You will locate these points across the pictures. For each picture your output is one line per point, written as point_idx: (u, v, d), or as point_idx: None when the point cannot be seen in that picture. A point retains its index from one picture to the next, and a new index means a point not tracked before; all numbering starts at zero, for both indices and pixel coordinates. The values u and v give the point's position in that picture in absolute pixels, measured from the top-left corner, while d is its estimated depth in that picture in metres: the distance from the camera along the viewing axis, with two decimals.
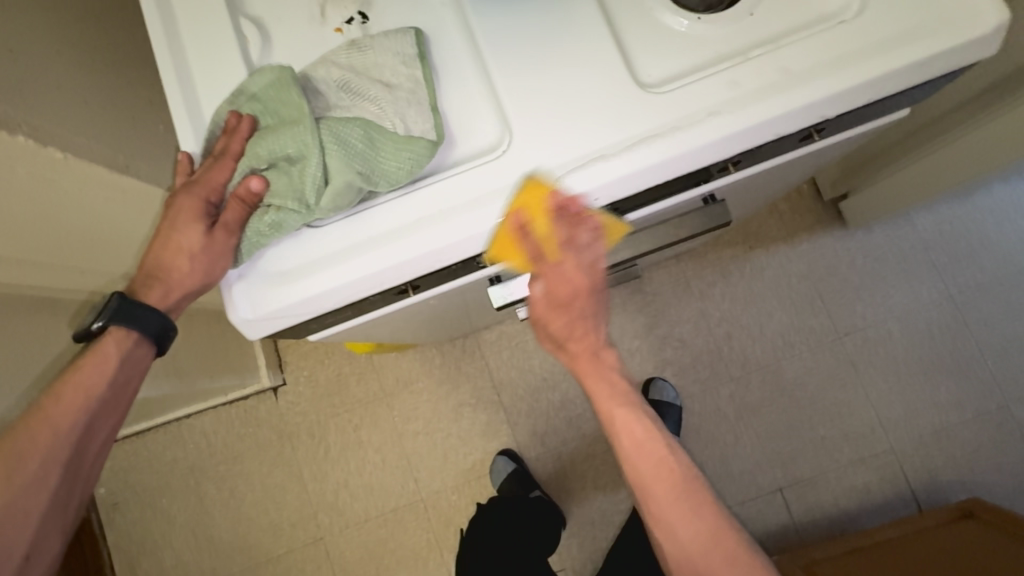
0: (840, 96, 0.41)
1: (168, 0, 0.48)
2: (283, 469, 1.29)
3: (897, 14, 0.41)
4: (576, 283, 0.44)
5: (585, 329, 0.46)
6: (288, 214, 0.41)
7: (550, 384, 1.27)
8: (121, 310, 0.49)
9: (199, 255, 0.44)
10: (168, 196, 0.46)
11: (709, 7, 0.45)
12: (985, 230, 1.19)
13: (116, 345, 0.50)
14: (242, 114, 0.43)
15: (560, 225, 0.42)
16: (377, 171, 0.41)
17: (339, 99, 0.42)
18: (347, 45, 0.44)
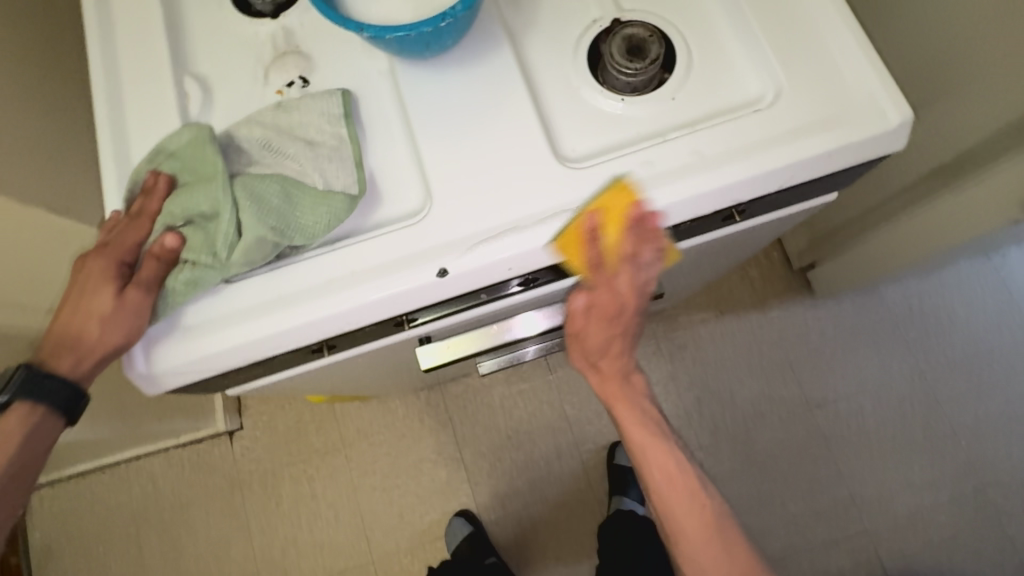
0: (756, 178, 0.43)
1: (118, 58, 0.50)
2: (230, 521, 1.23)
3: (807, 104, 0.43)
4: (625, 298, 0.45)
5: (619, 348, 0.48)
6: (200, 269, 0.41)
7: (514, 443, 1.22)
8: (26, 383, 0.43)
9: (111, 316, 0.41)
10: (78, 261, 0.44)
11: (635, 88, 0.46)
12: (953, 306, 1.19)
13: (21, 421, 0.44)
14: (160, 174, 0.44)
15: (631, 239, 0.42)
16: (293, 227, 0.41)
17: (261, 157, 0.43)
18: (274, 106, 0.45)
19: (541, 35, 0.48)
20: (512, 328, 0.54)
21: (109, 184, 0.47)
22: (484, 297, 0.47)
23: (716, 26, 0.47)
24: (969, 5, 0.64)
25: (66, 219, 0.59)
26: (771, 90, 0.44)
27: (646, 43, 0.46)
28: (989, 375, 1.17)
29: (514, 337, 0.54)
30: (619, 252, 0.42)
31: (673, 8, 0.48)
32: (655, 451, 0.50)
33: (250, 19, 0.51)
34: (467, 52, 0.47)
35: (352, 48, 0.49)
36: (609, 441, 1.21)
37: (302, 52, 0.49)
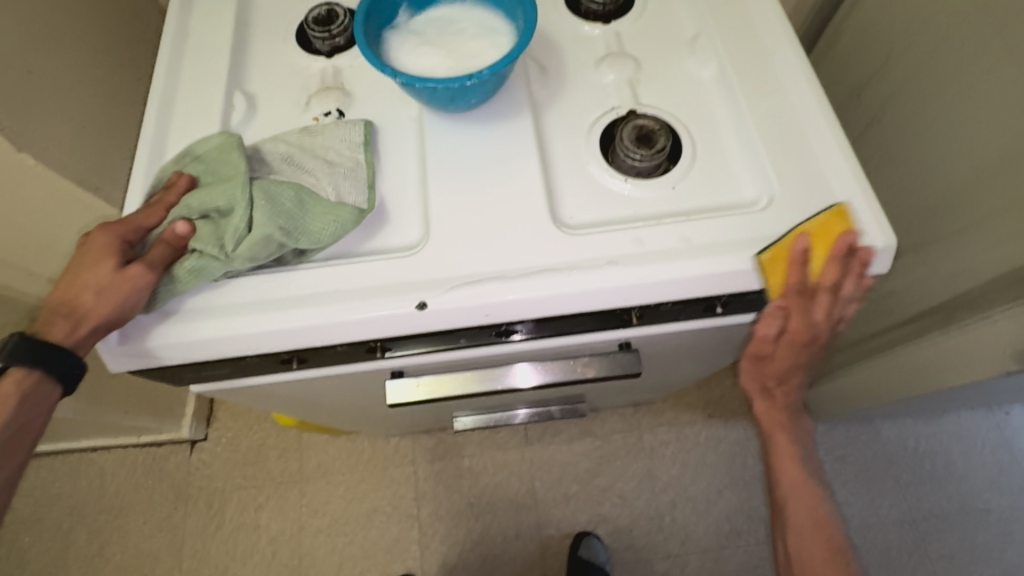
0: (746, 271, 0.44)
1: (180, 66, 0.55)
2: (164, 536, 1.16)
3: (797, 213, 0.46)
4: (817, 329, 0.46)
5: (799, 375, 0.51)
6: (207, 259, 0.42)
7: (474, 512, 1.16)
8: (25, 350, 0.42)
9: (109, 289, 0.41)
10: (83, 236, 0.44)
11: (639, 172, 0.49)
12: (950, 457, 1.15)
13: (14, 386, 0.42)
14: (183, 174, 0.47)
15: (839, 267, 0.43)
16: (300, 230, 0.43)
17: (282, 169, 0.46)
18: (302, 129, 0.49)
19: (560, 113, 0.53)
20: (507, 376, 0.53)
21: (137, 171, 0.50)
22: (463, 343, 0.48)
23: (721, 131, 0.51)
24: (972, 160, 0.68)
25: (93, 197, 0.62)
26: (764, 197, 0.47)
27: (655, 134, 0.49)
28: (985, 537, 1.10)
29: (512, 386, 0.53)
30: (823, 280, 0.44)
31: (683, 110, 0.53)
32: (790, 455, 0.55)
33: (307, 55, 0.57)
34: (491, 113, 0.52)
35: (389, 95, 0.54)
36: (574, 529, 1.14)
37: (344, 88, 0.55)
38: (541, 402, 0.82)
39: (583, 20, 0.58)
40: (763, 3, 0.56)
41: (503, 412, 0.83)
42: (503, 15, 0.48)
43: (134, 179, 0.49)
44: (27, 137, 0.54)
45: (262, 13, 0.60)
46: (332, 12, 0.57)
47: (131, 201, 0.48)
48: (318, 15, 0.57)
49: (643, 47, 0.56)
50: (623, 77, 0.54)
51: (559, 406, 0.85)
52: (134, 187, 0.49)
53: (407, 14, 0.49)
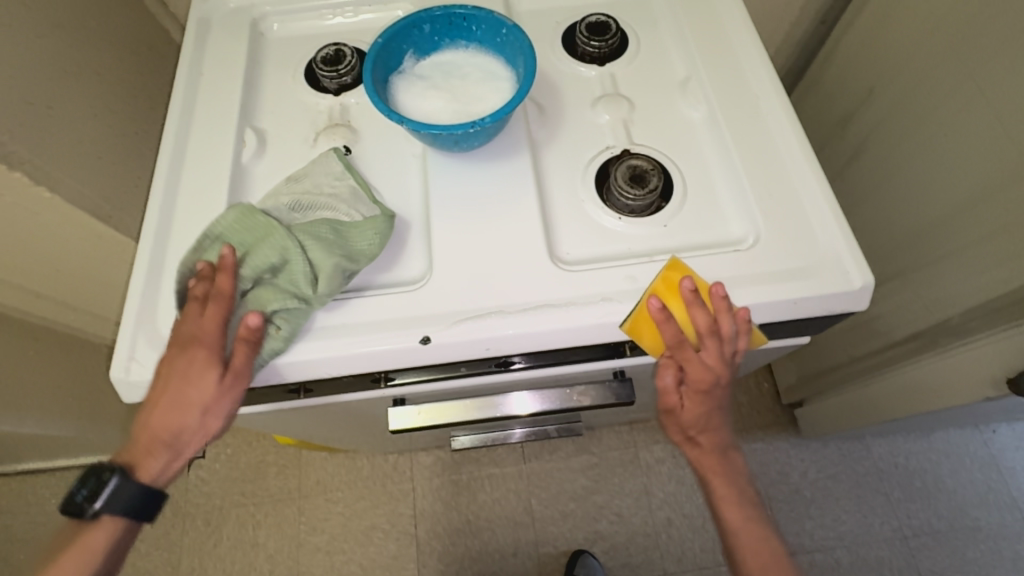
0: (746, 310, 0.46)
1: (195, 101, 0.58)
2: (162, 554, 1.17)
3: (780, 253, 0.48)
4: (715, 371, 0.46)
5: (716, 421, 0.51)
6: (294, 315, 0.44)
7: (471, 529, 1.17)
8: (122, 493, 0.45)
9: (218, 403, 0.44)
10: (169, 350, 0.44)
11: (632, 210, 0.52)
12: (939, 474, 1.17)
13: (104, 537, 0.46)
14: (225, 249, 0.45)
15: (698, 311, 0.44)
16: (354, 250, 0.46)
17: (294, 212, 0.47)
18: (285, 180, 0.50)
19: (558, 151, 0.56)
20: (503, 406, 0.55)
21: (153, 203, 0.52)
22: (463, 370, 0.50)
23: (710, 171, 0.54)
24: (955, 192, 0.71)
25: (104, 225, 0.63)
26: (750, 236, 0.50)
27: (648, 174, 0.52)
28: (976, 554, 1.11)
29: (508, 415, 0.54)
30: (697, 329, 0.45)
31: (675, 150, 0.55)
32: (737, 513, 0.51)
33: (315, 92, 0.60)
34: (491, 152, 0.54)
35: (395, 132, 0.57)
36: (570, 547, 1.15)
37: (351, 126, 0.57)
38: (537, 422, 0.83)
39: (580, 63, 0.61)
40: (749, 48, 0.59)
41: (500, 431, 0.84)
42: (504, 61, 0.51)
43: (149, 216, 0.51)
44: (47, 171, 0.56)
45: (272, 52, 0.63)
46: (339, 52, 0.60)
47: (146, 238, 0.50)
48: (326, 55, 0.60)
49: (636, 88, 0.59)
50: (617, 117, 0.57)
51: (555, 426, 0.87)
52: (148, 225, 0.51)
53: (412, 59, 0.52)
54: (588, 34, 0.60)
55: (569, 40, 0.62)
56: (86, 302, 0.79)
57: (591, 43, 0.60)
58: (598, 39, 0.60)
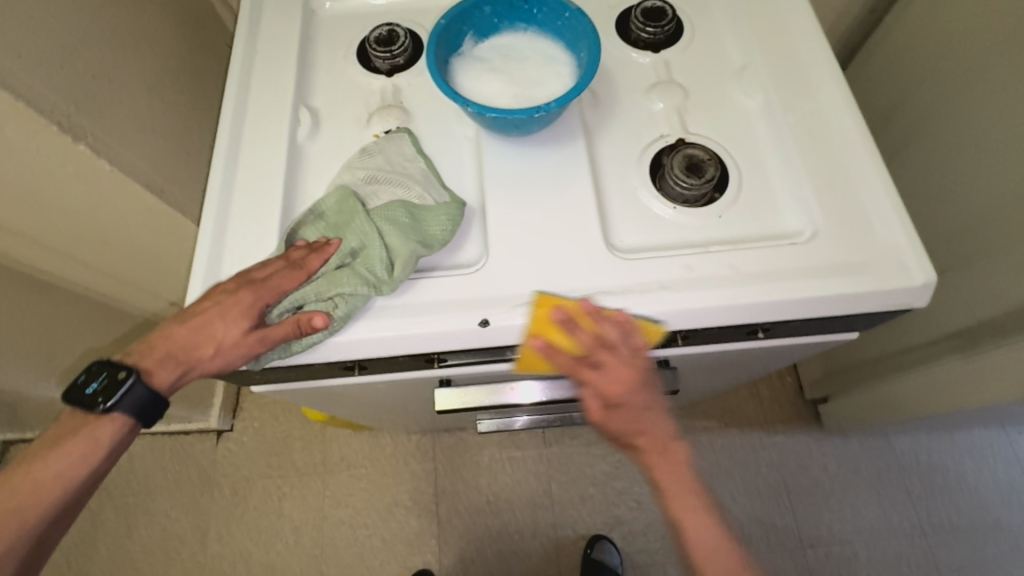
0: (801, 300, 0.46)
1: (250, 79, 0.58)
2: (191, 521, 1.21)
3: (838, 247, 0.48)
4: (625, 376, 0.44)
5: (655, 420, 0.45)
6: (354, 298, 0.45)
7: (492, 509, 1.20)
8: (130, 396, 0.45)
9: (231, 348, 0.45)
10: (230, 284, 0.46)
11: (686, 200, 0.51)
12: (961, 472, 1.17)
13: (110, 432, 0.47)
14: (330, 241, 0.47)
15: (579, 333, 0.44)
16: (428, 237, 0.47)
17: (371, 188, 0.48)
18: (359, 154, 0.51)
19: (611, 137, 0.55)
20: (507, 395, 0.55)
21: (213, 180, 0.52)
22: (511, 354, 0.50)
23: (766, 161, 0.53)
24: (1005, 189, 0.70)
25: (156, 199, 0.64)
26: (808, 229, 0.49)
27: (704, 163, 0.52)
28: (994, 553, 1.12)
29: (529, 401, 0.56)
30: (581, 345, 0.44)
31: (731, 141, 0.55)
32: None
33: (367, 72, 0.60)
34: (546, 137, 0.54)
35: (448, 115, 0.57)
36: (589, 530, 1.17)
37: (403, 107, 0.57)
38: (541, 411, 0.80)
39: (634, 50, 0.60)
40: (811, 37, 0.58)
41: (504, 418, 0.82)
42: (563, 46, 0.51)
43: (209, 192, 0.52)
44: (102, 143, 0.56)
45: (325, 31, 0.63)
46: (392, 32, 0.60)
47: (206, 216, 0.51)
48: (379, 35, 0.60)
49: (690, 76, 0.59)
50: (671, 105, 0.57)
51: None
52: (208, 202, 0.51)
53: (471, 40, 0.51)
54: (644, 19, 0.59)
55: (623, 24, 0.61)
56: (130, 275, 0.81)
57: (646, 28, 0.59)
58: (654, 25, 0.59)
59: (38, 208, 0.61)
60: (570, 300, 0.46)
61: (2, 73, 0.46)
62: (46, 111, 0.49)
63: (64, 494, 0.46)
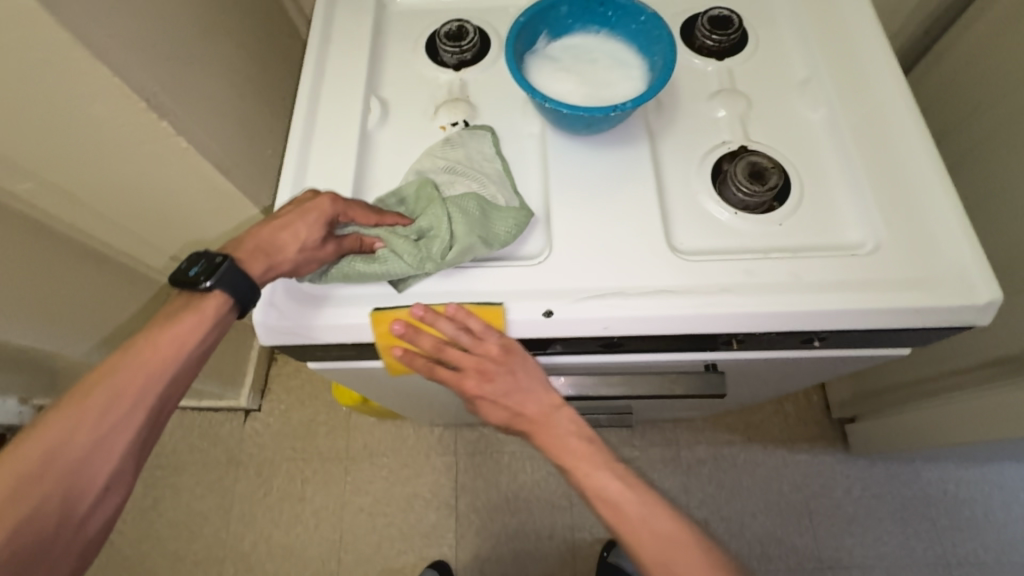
0: (862, 312, 0.46)
1: (325, 66, 0.60)
2: (215, 497, 1.23)
3: (900, 262, 0.48)
4: (473, 366, 0.48)
5: (532, 403, 0.50)
6: (400, 265, 0.47)
7: (510, 507, 1.20)
8: (228, 277, 0.46)
9: (306, 251, 0.48)
10: (314, 193, 0.50)
11: (746, 207, 0.52)
12: (989, 506, 1.15)
13: (215, 307, 0.47)
14: (403, 216, 0.50)
15: (418, 337, 0.47)
16: (492, 234, 0.48)
17: (449, 179, 0.50)
18: (442, 143, 0.53)
19: (674, 142, 0.56)
20: None
21: (288, 160, 0.54)
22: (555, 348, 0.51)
23: (827, 173, 0.54)
24: None
25: (225, 180, 0.67)
26: (870, 242, 0.50)
27: (767, 171, 0.52)
28: None
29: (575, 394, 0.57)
30: (430, 347, 0.48)
31: (793, 151, 0.55)
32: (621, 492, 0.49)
33: (435, 66, 0.61)
34: (611, 139, 0.55)
35: (513, 111, 0.58)
36: (606, 535, 1.17)
37: (470, 102, 0.59)
38: None
39: (698, 57, 0.61)
40: (879, 54, 0.58)
41: None
42: (635, 49, 0.52)
43: (284, 172, 0.54)
44: (183, 121, 0.58)
45: (395, 25, 0.64)
46: (462, 28, 0.61)
47: (281, 195, 0.53)
48: (449, 30, 0.61)
49: (754, 86, 0.59)
50: (734, 113, 0.57)
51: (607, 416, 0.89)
52: (283, 182, 0.53)
53: (545, 39, 0.53)
54: (710, 27, 0.60)
55: (688, 32, 0.62)
56: (182, 254, 0.84)
57: (712, 37, 0.60)
58: (721, 33, 0.60)
59: (113, 179, 0.64)
60: (396, 312, 0.47)
61: (102, 47, 0.48)
62: (135, 87, 0.51)
63: (181, 363, 0.46)
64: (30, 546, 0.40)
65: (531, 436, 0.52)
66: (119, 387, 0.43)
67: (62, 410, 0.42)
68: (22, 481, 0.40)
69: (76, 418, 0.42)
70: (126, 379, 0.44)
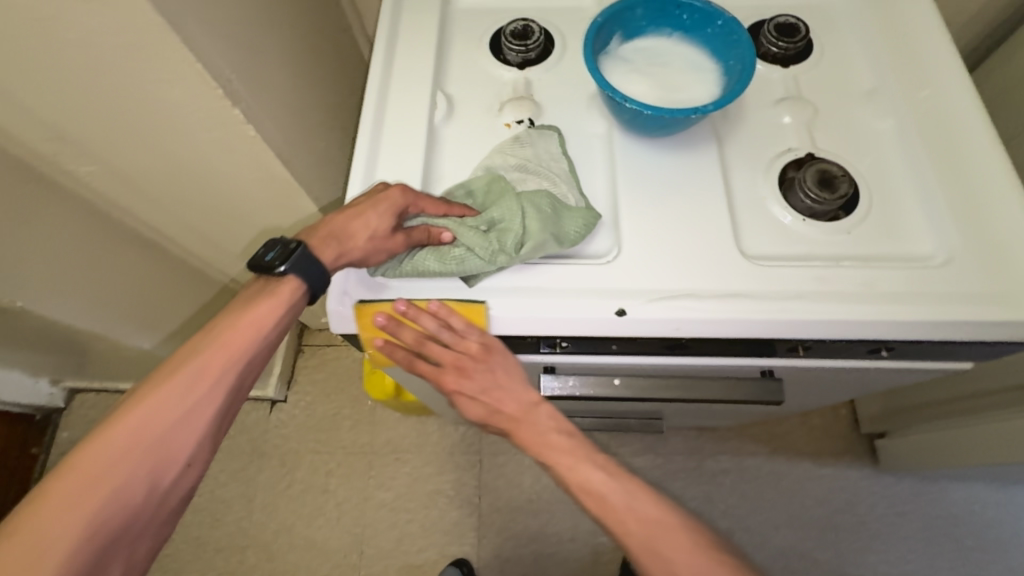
0: (935, 323, 0.46)
1: (392, 60, 0.60)
2: (238, 486, 1.24)
3: (973, 275, 0.48)
4: (447, 359, 0.50)
5: (502, 397, 0.51)
6: (473, 257, 0.47)
7: (532, 509, 1.20)
8: (301, 262, 0.47)
9: (377, 241, 0.48)
10: (385, 186, 0.50)
11: (814, 214, 0.52)
12: (1018, 528, 1.14)
13: (291, 291, 0.48)
14: (469, 207, 0.51)
15: (399, 330, 0.49)
16: (562, 232, 0.48)
17: (521, 177, 0.50)
18: (511, 140, 0.53)
19: (740, 147, 0.56)
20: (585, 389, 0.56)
21: (358, 152, 0.55)
22: (614, 348, 0.52)
23: (895, 184, 0.54)
24: None
25: (284, 171, 0.67)
26: (941, 254, 0.49)
27: (837, 180, 0.52)
28: None
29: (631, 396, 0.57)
30: (411, 341, 0.50)
31: (861, 161, 0.55)
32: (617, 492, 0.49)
33: (499, 64, 0.62)
34: (678, 143, 0.55)
35: (578, 112, 0.59)
36: None
37: (534, 100, 0.59)
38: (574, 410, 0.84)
39: (762, 64, 0.61)
40: (948, 66, 0.58)
41: None
42: (709, 53, 0.52)
43: (354, 164, 0.54)
44: (253, 110, 0.59)
45: (459, 22, 0.65)
46: (527, 27, 0.61)
47: (352, 186, 0.54)
48: (515, 28, 0.61)
49: (819, 94, 0.59)
50: (800, 120, 0.57)
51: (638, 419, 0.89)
52: (354, 173, 0.54)
53: (618, 40, 0.53)
54: (777, 34, 0.60)
55: (753, 38, 0.62)
56: (227, 242, 0.85)
57: (778, 43, 0.60)
58: (787, 40, 0.60)
59: (175, 164, 0.65)
60: (382, 304, 0.49)
61: (188, 35, 0.48)
62: (215, 74, 0.52)
63: (259, 343, 0.47)
64: (121, 517, 0.41)
65: (508, 432, 0.53)
66: (204, 364, 0.45)
67: (150, 386, 0.44)
68: (131, 437, 0.42)
69: (164, 394, 0.44)
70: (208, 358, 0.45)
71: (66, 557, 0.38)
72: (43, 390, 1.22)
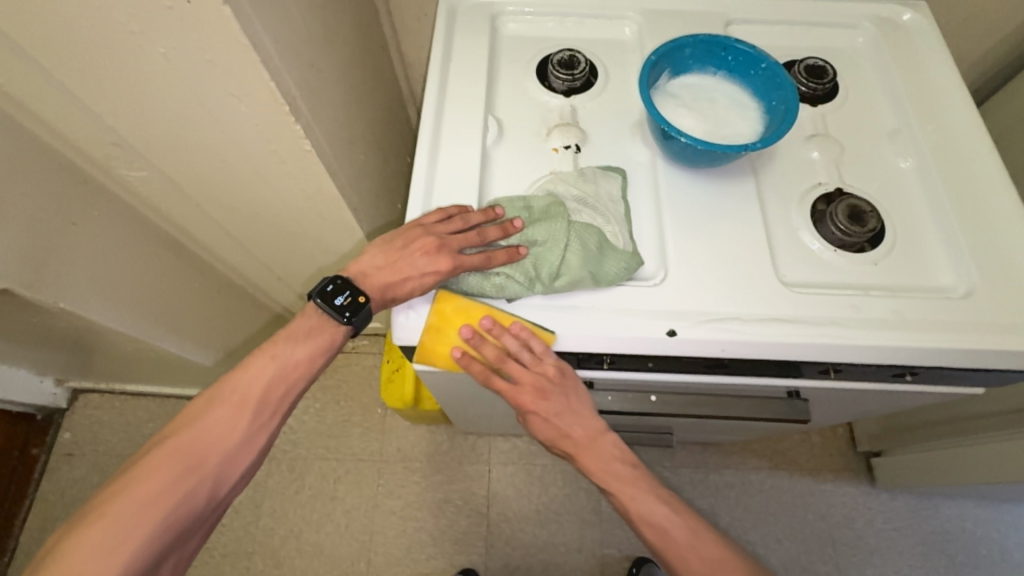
0: (957, 351, 0.50)
1: (445, 84, 0.63)
2: (245, 491, 1.23)
3: (993, 308, 0.52)
4: (525, 378, 0.52)
5: (572, 417, 0.54)
6: (515, 282, 0.50)
7: (540, 519, 1.21)
8: (361, 315, 0.55)
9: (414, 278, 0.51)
10: (423, 226, 0.54)
11: (843, 245, 0.56)
12: (1006, 545, 1.19)
13: (337, 337, 0.56)
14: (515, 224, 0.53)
15: (482, 347, 0.51)
16: (602, 271, 0.51)
17: (578, 208, 0.54)
18: (577, 173, 0.56)
19: (774, 180, 0.60)
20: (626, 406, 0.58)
21: (417, 172, 0.57)
22: (650, 366, 0.54)
23: (919, 221, 0.58)
24: None
25: (330, 183, 0.69)
26: (963, 287, 0.53)
27: (866, 215, 0.56)
28: None
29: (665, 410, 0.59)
30: (486, 358, 0.52)
31: (885, 197, 0.59)
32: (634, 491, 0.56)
33: (546, 91, 0.65)
34: (717, 174, 0.59)
35: (621, 139, 0.62)
36: (634, 553, 1.19)
37: (580, 127, 0.62)
38: None
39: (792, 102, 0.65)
40: (964, 110, 0.62)
41: None
42: (751, 93, 0.56)
43: (413, 183, 0.57)
44: (310, 126, 0.61)
45: (507, 49, 0.68)
46: (574, 58, 0.65)
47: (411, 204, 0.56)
48: (562, 58, 0.65)
49: (845, 131, 0.63)
50: (828, 156, 0.61)
51: (650, 433, 0.92)
52: (413, 192, 0.57)
53: (666, 76, 0.57)
54: (806, 75, 0.64)
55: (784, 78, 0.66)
56: (259, 247, 0.87)
57: (808, 84, 0.64)
58: (816, 81, 0.64)
59: (226, 172, 0.67)
60: (479, 309, 0.51)
61: (265, 55, 0.51)
62: (283, 91, 0.54)
63: (303, 378, 0.55)
64: (188, 519, 0.49)
65: (572, 455, 0.57)
66: (262, 396, 0.53)
67: (216, 410, 0.52)
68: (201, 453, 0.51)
69: (231, 417, 0.52)
70: (260, 388, 0.53)
71: (143, 547, 0.46)
72: (48, 389, 1.21)
